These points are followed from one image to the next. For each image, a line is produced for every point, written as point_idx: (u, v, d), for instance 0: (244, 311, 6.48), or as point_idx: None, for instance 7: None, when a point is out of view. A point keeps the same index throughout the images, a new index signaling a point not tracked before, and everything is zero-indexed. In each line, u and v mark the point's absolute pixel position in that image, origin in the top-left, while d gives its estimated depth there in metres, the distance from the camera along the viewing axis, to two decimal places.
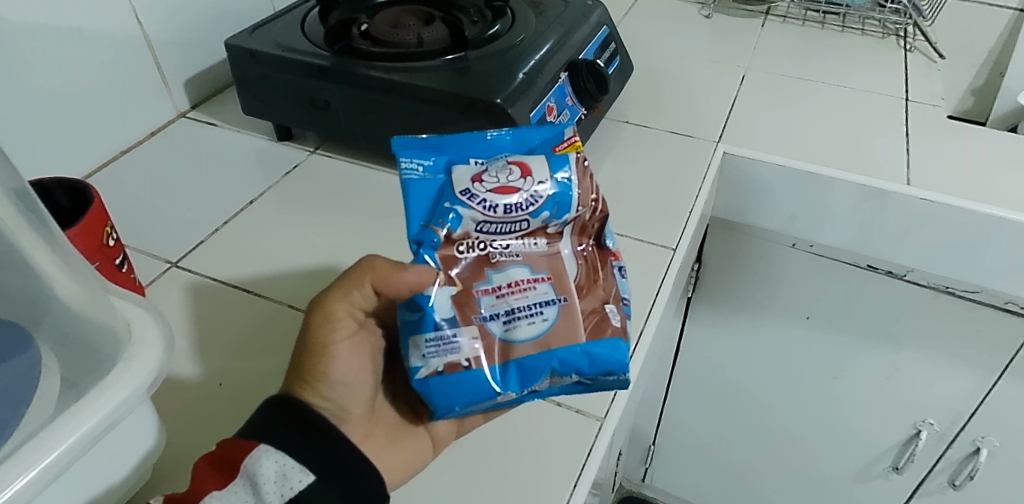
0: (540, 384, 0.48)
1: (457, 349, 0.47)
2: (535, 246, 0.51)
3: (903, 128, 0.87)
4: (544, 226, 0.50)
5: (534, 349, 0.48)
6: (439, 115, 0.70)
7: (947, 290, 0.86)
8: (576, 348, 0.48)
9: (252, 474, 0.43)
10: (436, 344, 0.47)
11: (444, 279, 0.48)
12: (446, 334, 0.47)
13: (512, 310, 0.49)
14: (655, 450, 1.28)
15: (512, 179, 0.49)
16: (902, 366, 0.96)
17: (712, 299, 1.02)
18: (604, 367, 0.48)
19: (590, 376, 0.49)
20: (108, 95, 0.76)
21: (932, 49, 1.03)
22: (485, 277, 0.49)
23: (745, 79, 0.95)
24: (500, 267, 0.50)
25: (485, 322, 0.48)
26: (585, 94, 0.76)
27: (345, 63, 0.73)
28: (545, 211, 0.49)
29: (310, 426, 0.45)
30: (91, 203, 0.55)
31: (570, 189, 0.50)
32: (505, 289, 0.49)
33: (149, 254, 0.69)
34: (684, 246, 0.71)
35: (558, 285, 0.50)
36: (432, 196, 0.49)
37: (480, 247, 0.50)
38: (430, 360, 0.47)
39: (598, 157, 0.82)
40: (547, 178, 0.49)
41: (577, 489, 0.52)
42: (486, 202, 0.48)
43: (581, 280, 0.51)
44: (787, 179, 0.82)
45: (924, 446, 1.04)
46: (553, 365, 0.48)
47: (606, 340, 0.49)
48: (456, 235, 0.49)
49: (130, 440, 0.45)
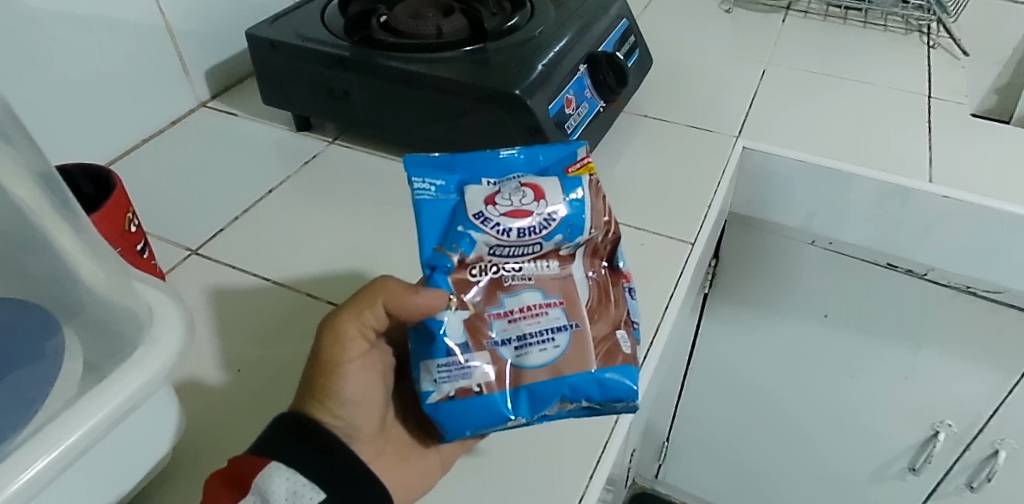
0: (551, 410, 0.48)
1: (469, 374, 0.47)
2: (547, 269, 0.50)
3: (925, 124, 0.86)
4: (558, 248, 0.50)
5: (546, 375, 0.48)
6: (457, 106, 0.70)
7: (968, 290, 0.85)
8: (588, 375, 0.48)
9: (259, 491, 0.43)
10: (448, 369, 0.47)
11: (457, 304, 0.48)
12: (457, 358, 0.47)
13: (523, 336, 0.49)
14: (669, 446, 1.27)
15: (526, 201, 0.48)
16: (920, 366, 0.95)
17: (728, 296, 1.02)
18: (615, 394, 0.48)
19: (600, 404, 0.48)
20: (130, 84, 0.77)
21: (956, 46, 1.01)
22: (497, 301, 0.49)
23: (765, 74, 0.94)
24: (512, 291, 0.49)
25: (497, 347, 0.48)
26: (604, 87, 0.76)
27: (364, 53, 0.73)
28: (558, 234, 0.49)
29: (320, 438, 0.45)
30: (113, 189, 0.56)
31: (583, 212, 0.49)
32: (518, 314, 0.49)
33: (169, 241, 0.69)
34: (702, 240, 0.71)
35: (570, 310, 0.50)
36: (444, 218, 0.48)
37: (492, 270, 0.49)
38: (442, 385, 0.47)
39: (616, 151, 0.81)
40: (559, 199, 0.49)
41: (590, 485, 0.52)
42: (500, 226, 0.48)
43: (593, 304, 0.51)
44: (807, 175, 0.81)
45: (942, 448, 1.02)
46: (564, 392, 0.48)
47: (617, 367, 0.48)
48: (469, 259, 0.48)
49: (149, 423, 0.45)
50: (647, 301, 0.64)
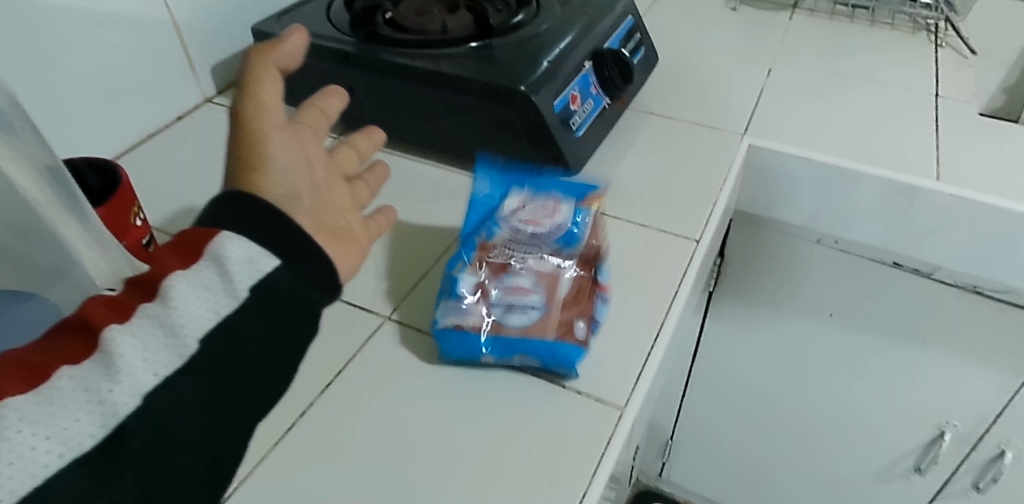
0: (513, 360, 0.56)
1: (466, 313, 0.56)
2: (548, 266, 0.58)
3: (931, 123, 0.86)
4: (561, 251, 0.59)
5: (517, 333, 0.56)
6: (463, 103, 0.71)
7: (974, 289, 0.85)
8: (544, 343, 0.55)
9: (176, 310, 0.32)
10: (453, 305, 0.57)
11: (473, 267, 0.58)
12: (461, 303, 0.57)
13: (513, 301, 0.57)
14: (672, 444, 1.27)
15: (538, 209, 0.61)
16: (926, 366, 0.94)
17: (734, 295, 1.01)
18: (561, 360, 0.56)
19: (552, 366, 0.56)
20: (136, 79, 0.77)
21: (964, 45, 1.01)
22: (502, 274, 0.58)
23: (772, 72, 0.94)
24: (516, 272, 0.58)
25: (490, 303, 0.57)
26: (609, 83, 0.76)
27: (370, 49, 0.73)
28: (559, 236, 0.60)
29: (271, 259, 0.34)
30: (119, 183, 0.56)
31: (579, 224, 0.61)
32: (513, 284, 0.57)
33: (175, 236, 0.69)
34: (707, 237, 0.71)
35: (552, 296, 0.57)
36: (484, 212, 0.62)
37: (506, 255, 0.59)
38: (445, 316, 0.57)
39: (622, 147, 0.81)
40: (567, 208, 0.62)
41: (595, 479, 0.52)
42: (518, 223, 0.60)
43: (573, 293, 0.58)
44: (813, 173, 0.81)
45: (948, 448, 1.02)
46: (523, 351, 0.56)
47: (569, 345, 0.55)
48: (490, 243, 0.59)
49: None
50: (651, 297, 0.64)
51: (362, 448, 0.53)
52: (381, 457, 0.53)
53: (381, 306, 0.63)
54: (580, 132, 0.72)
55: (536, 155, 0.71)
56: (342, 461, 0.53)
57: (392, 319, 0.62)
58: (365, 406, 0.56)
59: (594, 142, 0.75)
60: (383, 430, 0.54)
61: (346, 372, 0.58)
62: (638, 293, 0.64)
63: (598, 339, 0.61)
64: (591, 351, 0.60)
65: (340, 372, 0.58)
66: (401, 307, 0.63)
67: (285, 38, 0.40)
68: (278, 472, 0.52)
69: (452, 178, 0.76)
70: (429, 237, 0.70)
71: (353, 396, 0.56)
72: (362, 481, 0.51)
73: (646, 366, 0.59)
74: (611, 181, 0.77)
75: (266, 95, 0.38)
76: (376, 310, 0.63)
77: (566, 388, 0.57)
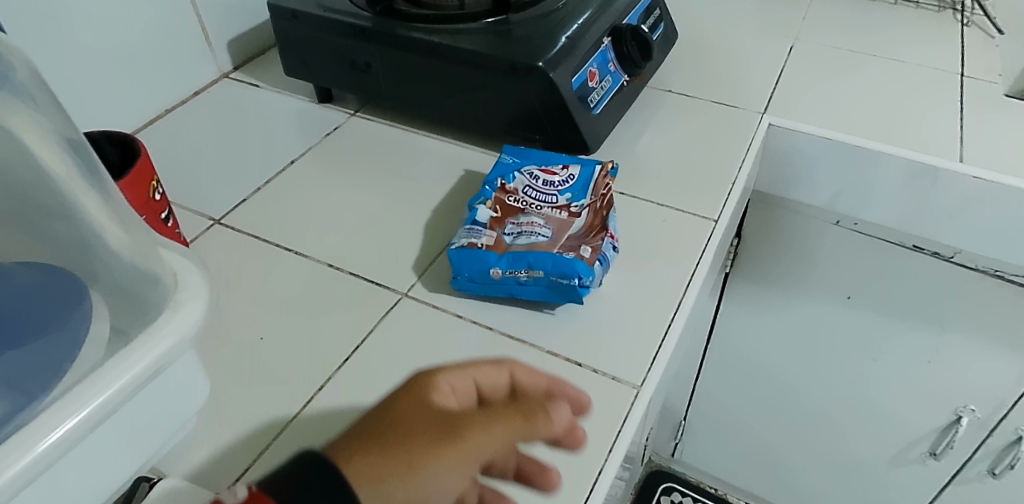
0: (520, 273, 0.59)
1: (480, 235, 0.62)
2: (559, 215, 0.64)
3: (955, 103, 0.84)
4: (569, 204, 0.65)
5: (523, 248, 0.60)
6: (481, 79, 0.70)
7: (997, 274, 0.83)
8: (548, 255, 0.59)
9: None
10: (469, 231, 0.62)
11: (490, 206, 0.64)
12: (478, 227, 0.63)
13: (522, 227, 0.62)
14: (685, 426, 1.28)
15: (554, 176, 0.67)
16: (945, 350, 0.93)
17: (751, 277, 1.00)
18: (563, 270, 0.58)
19: (555, 277, 0.58)
20: (153, 53, 0.77)
21: (990, 24, 0.99)
22: (515, 213, 0.64)
23: (793, 50, 0.93)
24: (527, 214, 0.64)
25: (504, 235, 0.62)
26: (628, 60, 0.75)
27: (386, 23, 0.72)
28: (568, 193, 0.66)
29: None
30: (137, 157, 0.56)
31: (587, 181, 0.67)
32: (524, 221, 0.63)
33: (192, 211, 0.70)
34: (726, 217, 0.70)
35: (558, 230, 0.62)
36: (504, 172, 0.68)
37: (522, 200, 0.65)
38: (461, 238, 0.62)
39: (640, 126, 0.80)
40: (576, 168, 0.68)
41: (610, 458, 0.51)
42: (535, 177, 0.67)
43: (579, 230, 0.62)
44: (833, 152, 0.80)
45: (965, 433, 1.01)
46: (527, 263, 0.59)
47: (569, 258, 0.58)
48: (509, 188, 0.66)
49: (184, 390, 0.44)
50: (667, 277, 0.63)
51: None
52: None
53: (397, 283, 0.63)
54: (598, 110, 0.72)
55: (554, 132, 0.71)
56: None
57: (408, 295, 0.62)
58: (381, 382, 0.56)
59: (612, 120, 0.74)
60: None
61: (362, 348, 0.58)
62: (655, 272, 0.64)
63: (614, 318, 0.60)
64: (607, 330, 0.59)
65: (356, 348, 0.58)
66: (417, 283, 0.63)
67: (557, 415, 0.46)
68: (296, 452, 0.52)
69: (469, 155, 0.76)
70: (447, 214, 0.69)
71: (369, 373, 0.56)
72: None
73: (662, 347, 0.58)
74: (628, 160, 0.76)
75: (496, 430, 0.43)
76: (392, 286, 0.63)
77: (582, 366, 0.57)
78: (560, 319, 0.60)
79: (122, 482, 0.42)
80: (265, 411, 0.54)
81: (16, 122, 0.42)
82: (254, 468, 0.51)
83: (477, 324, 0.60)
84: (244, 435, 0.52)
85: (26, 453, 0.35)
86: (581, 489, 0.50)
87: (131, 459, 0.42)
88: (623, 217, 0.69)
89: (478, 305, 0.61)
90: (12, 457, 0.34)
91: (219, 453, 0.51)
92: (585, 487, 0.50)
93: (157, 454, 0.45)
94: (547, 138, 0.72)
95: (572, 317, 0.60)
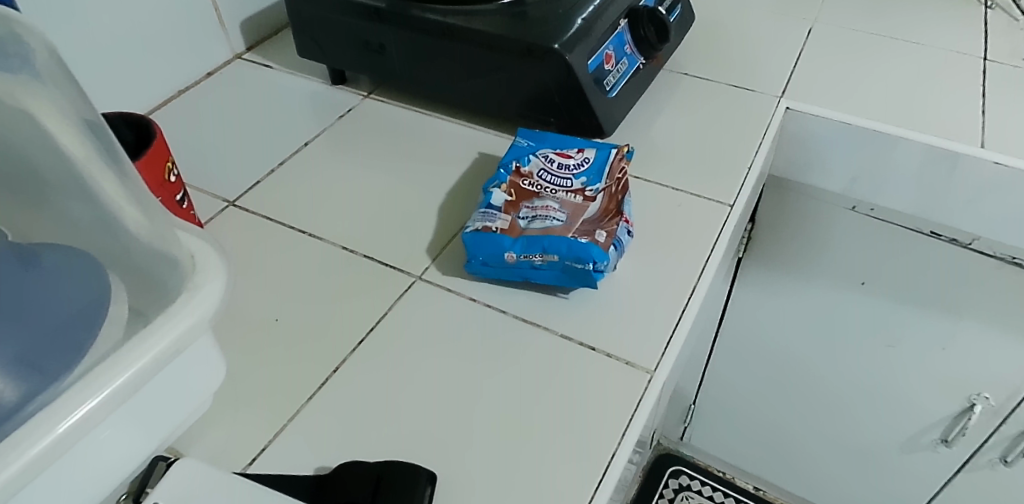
0: (534, 257, 0.59)
1: (494, 220, 0.61)
2: (573, 198, 0.63)
3: (976, 87, 0.83)
4: (583, 188, 0.64)
5: (538, 234, 0.60)
6: (495, 61, 0.70)
7: (1014, 262, 0.82)
8: (563, 239, 0.58)
9: None
10: (483, 215, 0.62)
11: (505, 191, 0.64)
12: (492, 211, 0.62)
13: (537, 212, 0.62)
14: (694, 410, 1.28)
15: (569, 159, 0.67)
16: (961, 338, 0.92)
17: (764, 261, 1.00)
18: (578, 255, 0.57)
19: (569, 261, 0.58)
20: (164, 33, 0.77)
21: (1015, 6, 0.96)
22: (529, 197, 0.64)
23: (811, 32, 0.91)
24: (541, 197, 0.63)
25: (518, 219, 0.62)
26: (644, 43, 0.74)
27: (401, 4, 0.72)
28: (583, 177, 0.65)
29: None
30: (153, 139, 0.57)
31: (601, 165, 0.66)
32: (538, 205, 0.63)
33: (206, 193, 0.70)
34: (742, 201, 0.69)
35: (572, 215, 0.62)
36: (519, 154, 0.67)
37: (536, 184, 0.65)
38: (477, 222, 0.61)
39: (654, 109, 0.80)
40: (591, 151, 0.67)
41: (622, 443, 0.51)
42: (550, 159, 0.67)
43: (594, 215, 0.62)
44: (849, 137, 0.80)
45: (977, 420, 1.00)
46: (541, 247, 0.58)
47: (585, 244, 0.58)
48: (523, 171, 0.66)
49: (202, 372, 0.44)
50: (682, 263, 0.63)
51: (392, 408, 0.53)
52: (411, 420, 0.53)
53: (411, 265, 0.63)
54: (613, 93, 0.71)
55: (570, 115, 0.70)
56: (372, 419, 0.53)
57: (422, 279, 0.62)
58: (396, 366, 0.56)
59: (627, 104, 0.74)
60: (413, 390, 0.54)
61: (376, 330, 0.58)
62: (669, 257, 0.64)
63: (627, 303, 0.60)
64: (621, 315, 0.59)
65: (370, 330, 0.58)
66: (432, 266, 0.63)
67: None
68: (308, 437, 0.52)
69: (483, 137, 0.75)
70: (461, 197, 0.69)
71: (383, 356, 0.56)
72: (391, 443, 0.52)
73: (676, 332, 0.58)
74: (643, 143, 0.75)
75: None
76: (406, 269, 0.63)
77: (595, 351, 0.57)
78: (574, 303, 0.60)
79: (140, 463, 0.42)
80: (279, 393, 0.54)
81: (34, 105, 0.42)
82: (270, 448, 0.51)
83: (491, 308, 0.60)
84: (259, 415, 0.53)
85: (47, 434, 0.35)
86: (594, 476, 0.50)
87: (149, 440, 0.42)
88: (637, 201, 0.69)
89: (492, 289, 0.61)
90: (34, 437, 0.35)
91: (233, 434, 0.52)
92: (596, 472, 0.50)
93: (174, 436, 0.45)
94: (562, 121, 0.71)
95: (586, 301, 0.60)
